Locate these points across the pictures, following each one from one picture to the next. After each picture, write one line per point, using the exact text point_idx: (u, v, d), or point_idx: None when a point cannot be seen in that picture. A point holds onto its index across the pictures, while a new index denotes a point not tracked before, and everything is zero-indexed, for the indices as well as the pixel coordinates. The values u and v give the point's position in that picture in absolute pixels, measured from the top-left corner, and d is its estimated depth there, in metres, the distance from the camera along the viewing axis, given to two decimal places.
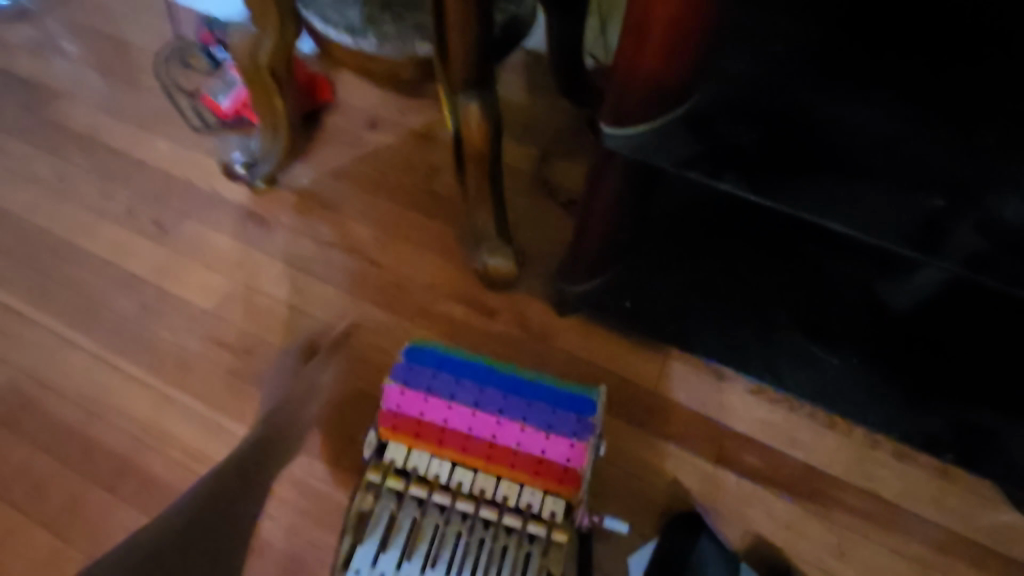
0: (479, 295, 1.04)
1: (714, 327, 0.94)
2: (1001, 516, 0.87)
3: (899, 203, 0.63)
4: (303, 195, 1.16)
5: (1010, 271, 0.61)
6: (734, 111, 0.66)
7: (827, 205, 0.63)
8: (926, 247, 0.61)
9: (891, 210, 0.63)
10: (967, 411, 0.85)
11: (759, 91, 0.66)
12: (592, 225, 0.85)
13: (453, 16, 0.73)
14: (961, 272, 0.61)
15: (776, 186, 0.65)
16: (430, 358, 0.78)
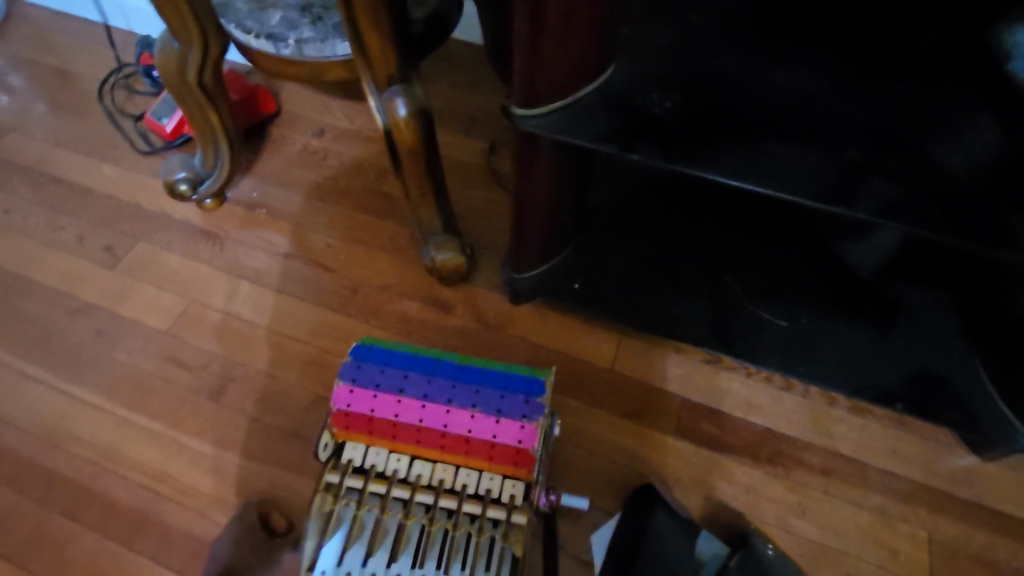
0: (434, 291, 1.05)
1: (667, 301, 0.94)
2: (958, 461, 0.88)
3: (815, 156, 0.61)
4: (253, 208, 1.16)
5: (926, 214, 0.58)
6: (644, 85, 0.66)
7: (740, 168, 0.61)
8: (837, 199, 0.59)
9: (805, 163, 0.60)
10: (922, 368, 0.84)
11: (677, 61, 0.67)
12: (530, 212, 0.84)
13: (364, 16, 0.73)
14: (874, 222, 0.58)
15: (691, 153, 0.62)
16: (379, 356, 0.78)
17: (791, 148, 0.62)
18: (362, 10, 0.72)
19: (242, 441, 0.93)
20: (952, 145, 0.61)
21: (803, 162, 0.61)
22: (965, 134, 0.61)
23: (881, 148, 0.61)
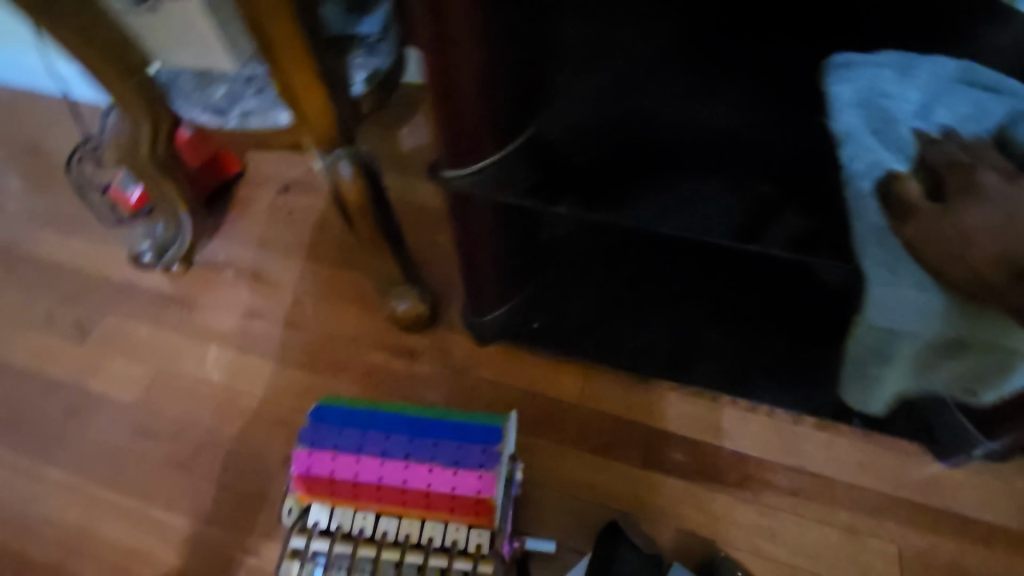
0: (401, 339, 1.05)
1: (627, 334, 0.94)
2: (926, 469, 0.88)
3: (730, 193, 0.64)
4: (219, 270, 1.17)
5: (835, 244, 0.60)
6: (569, 137, 0.68)
7: (658, 211, 0.64)
8: (750, 236, 0.61)
9: (720, 201, 0.63)
10: None
11: (599, 106, 0.70)
12: (478, 260, 0.86)
13: (300, 90, 0.75)
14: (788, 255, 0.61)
15: (609, 200, 0.65)
16: (336, 416, 0.78)
17: (709, 187, 0.64)
18: (296, 84, 0.74)
19: (214, 509, 0.93)
20: (876, 155, 0.57)
21: (719, 199, 0.63)
22: (892, 142, 0.58)
23: (793, 179, 0.63)
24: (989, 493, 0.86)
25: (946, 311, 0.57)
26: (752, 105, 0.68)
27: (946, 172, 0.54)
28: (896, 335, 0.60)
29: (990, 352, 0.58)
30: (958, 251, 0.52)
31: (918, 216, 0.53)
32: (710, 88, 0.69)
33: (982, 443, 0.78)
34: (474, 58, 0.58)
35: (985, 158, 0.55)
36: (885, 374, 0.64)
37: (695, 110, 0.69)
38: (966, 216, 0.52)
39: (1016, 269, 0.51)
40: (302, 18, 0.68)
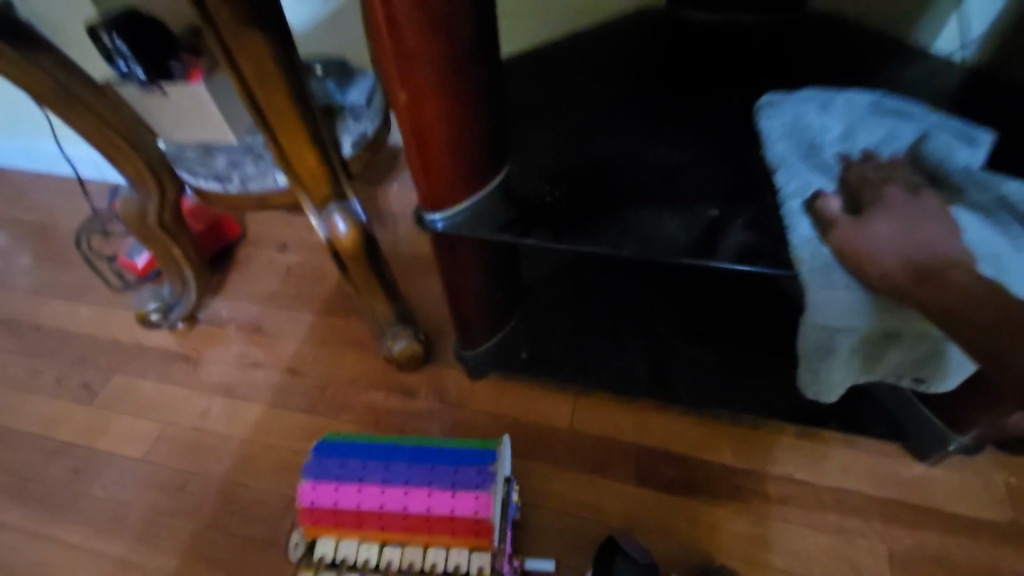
0: (397, 379, 1.10)
1: (609, 358, 0.99)
2: (907, 469, 0.92)
3: (678, 217, 0.72)
4: (222, 326, 1.23)
5: (776, 256, 0.67)
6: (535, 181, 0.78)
7: (617, 235, 0.71)
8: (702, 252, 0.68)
9: (670, 224, 0.71)
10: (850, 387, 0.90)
11: (563, 155, 0.80)
12: (464, 296, 0.92)
13: (294, 153, 0.84)
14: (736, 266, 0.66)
15: (571, 231, 0.72)
16: (338, 450, 0.83)
17: (659, 213, 0.73)
18: (290, 147, 0.83)
19: (220, 556, 0.95)
20: (807, 179, 0.65)
21: (670, 223, 0.71)
22: (821, 166, 0.66)
23: (736, 204, 0.71)
24: (968, 486, 0.90)
25: (874, 308, 0.63)
26: (693, 145, 0.79)
27: (860, 189, 0.63)
28: (837, 333, 0.64)
29: (916, 342, 0.65)
30: (876, 254, 0.59)
31: (840, 229, 0.61)
32: (656, 134, 0.81)
33: (955, 437, 0.82)
34: (443, 117, 0.67)
35: (894, 177, 0.63)
36: (835, 372, 0.68)
37: (644, 152, 0.79)
38: (873, 224, 0.60)
39: (919, 269, 0.59)
40: (294, 90, 0.77)
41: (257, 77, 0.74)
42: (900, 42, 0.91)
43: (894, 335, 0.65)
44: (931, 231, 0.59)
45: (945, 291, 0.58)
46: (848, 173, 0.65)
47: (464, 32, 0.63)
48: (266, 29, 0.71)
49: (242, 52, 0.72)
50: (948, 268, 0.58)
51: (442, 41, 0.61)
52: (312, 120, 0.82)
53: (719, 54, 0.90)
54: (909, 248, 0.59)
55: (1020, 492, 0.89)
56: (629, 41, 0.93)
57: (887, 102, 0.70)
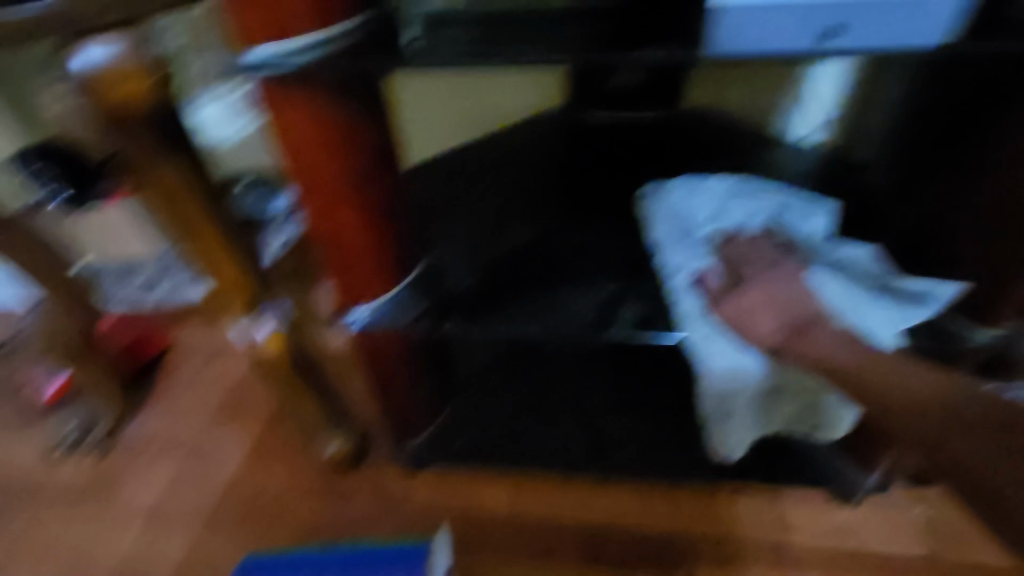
0: (334, 483, 1.06)
1: (545, 438, 1.00)
2: (839, 515, 0.95)
3: (577, 298, 0.80)
4: (141, 447, 1.15)
5: (668, 317, 0.76)
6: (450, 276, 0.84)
7: (521, 317, 0.79)
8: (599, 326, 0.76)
9: (570, 305, 0.79)
10: (772, 441, 0.95)
11: (477, 250, 0.88)
12: (395, 389, 0.93)
13: (215, 263, 0.84)
14: (626, 334, 0.75)
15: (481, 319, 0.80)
16: (266, 567, 0.78)
17: (560, 296, 0.81)
18: (212, 259, 0.84)
19: None
20: (687, 261, 0.75)
21: (568, 303, 0.80)
22: (698, 246, 0.76)
23: (629, 279, 0.81)
24: (894, 523, 0.94)
25: (755, 371, 0.68)
26: (591, 230, 0.89)
27: (733, 266, 0.71)
28: (730, 397, 0.70)
29: (796, 394, 0.72)
30: (749, 318, 0.66)
31: (722, 302, 0.68)
32: (558, 225, 0.90)
33: (863, 476, 0.89)
34: (355, 221, 0.73)
35: (757, 250, 0.72)
36: (736, 431, 0.72)
37: (547, 243, 0.88)
38: (747, 296, 0.66)
39: (792, 328, 0.64)
40: (213, 204, 0.80)
41: (173, 194, 0.77)
42: (758, 131, 1.06)
43: (777, 390, 0.72)
44: (797, 296, 0.66)
45: (823, 348, 0.63)
46: (720, 251, 0.73)
47: (372, 146, 0.69)
48: (185, 151, 0.76)
49: (161, 173, 0.75)
50: (816, 327, 0.64)
51: (349, 156, 0.68)
52: (234, 231, 0.84)
53: (608, 153, 1.03)
54: (782, 314, 0.65)
55: (941, 523, 0.93)
56: (527, 145, 1.05)
57: (748, 187, 0.81)
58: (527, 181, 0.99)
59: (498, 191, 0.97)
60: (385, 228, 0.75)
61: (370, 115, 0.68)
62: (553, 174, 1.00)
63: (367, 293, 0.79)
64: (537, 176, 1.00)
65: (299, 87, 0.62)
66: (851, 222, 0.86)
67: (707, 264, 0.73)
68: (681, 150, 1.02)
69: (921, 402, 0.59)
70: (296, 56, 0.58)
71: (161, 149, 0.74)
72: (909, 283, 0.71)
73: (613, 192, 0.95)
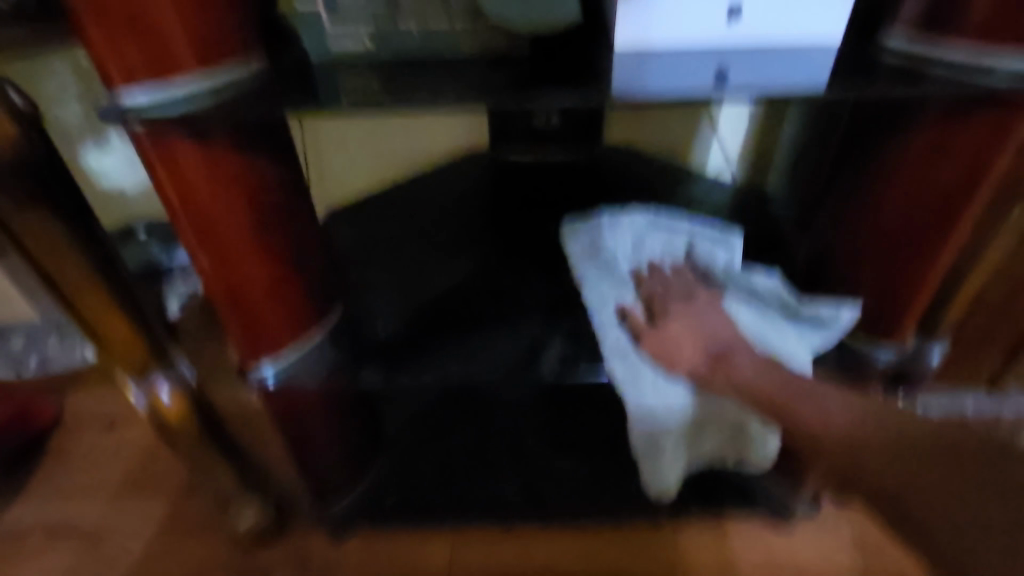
0: (251, 560, 0.96)
1: (482, 487, 0.96)
2: (776, 539, 0.96)
3: (504, 340, 0.79)
4: (23, 539, 1.01)
5: (592, 357, 0.76)
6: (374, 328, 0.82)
7: (447, 364, 0.77)
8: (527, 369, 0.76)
9: (497, 349, 0.78)
10: (705, 471, 0.95)
11: (404, 297, 0.86)
12: (315, 449, 0.87)
13: (102, 325, 0.77)
14: (555, 376, 0.74)
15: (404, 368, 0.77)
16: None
17: (486, 340, 0.79)
18: (98, 320, 0.76)
19: None
20: (610, 294, 0.73)
21: (495, 348, 0.78)
22: (622, 281, 0.75)
23: (555, 319, 0.80)
24: (826, 545, 0.95)
25: (682, 407, 0.68)
26: (515, 270, 0.88)
27: (655, 299, 0.72)
28: (659, 435, 0.69)
29: (723, 425, 0.73)
30: (675, 352, 0.68)
31: (645, 336, 0.69)
32: (484, 268, 0.89)
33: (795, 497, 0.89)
34: (258, 274, 0.68)
35: (676, 283, 0.74)
36: (667, 468, 0.71)
37: (471, 286, 0.87)
38: (669, 327, 0.69)
39: (712, 355, 0.67)
40: (98, 260, 0.73)
41: (50, 251, 0.70)
42: (670, 168, 1.11)
43: (705, 423, 0.71)
44: (715, 325, 0.69)
45: (742, 370, 0.66)
46: (643, 285, 0.74)
47: (276, 196, 0.66)
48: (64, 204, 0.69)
49: (32, 231, 0.68)
50: (735, 352, 0.67)
51: (244, 207, 0.64)
52: (123, 289, 0.77)
53: (531, 196, 1.04)
54: (704, 343, 0.68)
55: (870, 536, 0.96)
56: (451, 191, 1.06)
57: (661, 220, 0.82)
58: (448, 223, 0.98)
59: (419, 235, 0.95)
60: (293, 280, 0.71)
61: (273, 165, 0.65)
62: (474, 216, 1.00)
63: (278, 348, 0.74)
64: (458, 218, 0.99)
65: (183, 136, 0.58)
66: (759, 254, 0.90)
67: (634, 299, 0.73)
68: (598, 188, 1.05)
69: (838, 425, 0.63)
70: (174, 103, 0.55)
71: (30, 205, 0.66)
72: (814, 308, 0.72)
73: (534, 231, 0.95)
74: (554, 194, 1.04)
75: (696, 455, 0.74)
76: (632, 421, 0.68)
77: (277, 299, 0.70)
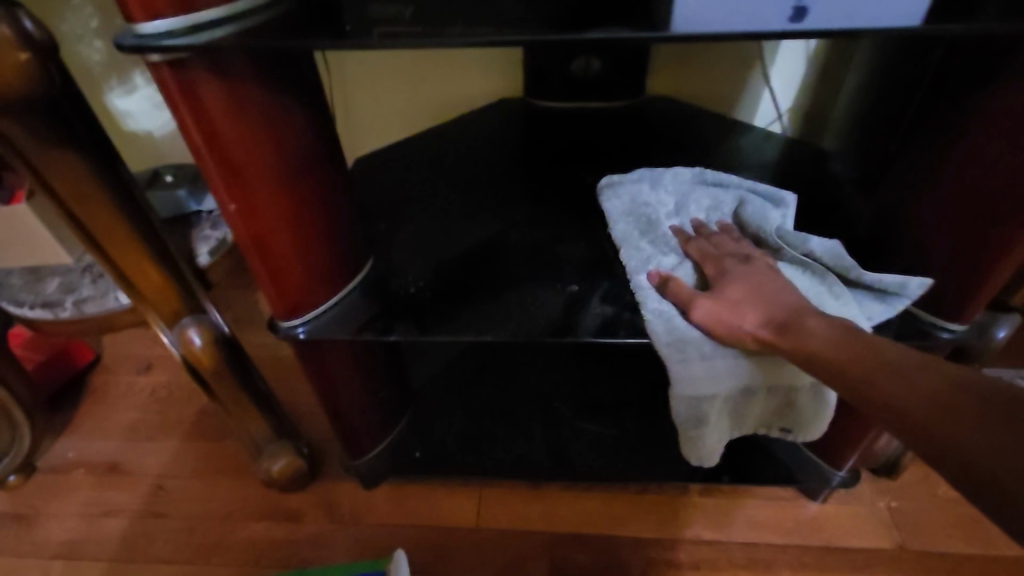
0: (282, 503, 0.98)
1: (507, 444, 0.95)
2: (806, 510, 0.94)
3: (540, 300, 0.75)
4: (68, 472, 1.05)
5: (632, 325, 0.70)
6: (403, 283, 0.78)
7: (480, 321, 0.73)
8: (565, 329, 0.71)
9: (533, 306, 0.74)
10: (740, 442, 0.93)
11: (434, 251, 0.82)
12: (345, 402, 0.86)
13: (129, 268, 0.76)
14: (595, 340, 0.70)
15: (434, 325, 0.73)
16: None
17: (520, 297, 0.76)
18: (126, 264, 0.75)
19: None
20: (649, 258, 0.70)
21: (531, 305, 0.74)
22: (664, 244, 0.71)
23: (593, 280, 0.76)
24: (860, 519, 0.93)
25: (729, 374, 0.64)
26: (550, 224, 0.84)
27: (704, 262, 0.67)
28: (702, 402, 0.65)
29: (771, 394, 0.68)
30: (731, 316, 0.61)
31: (696, 303, 0.62)
32: (518, 224, 0.85)
33: (834, 471, 0.86)
34: (284, 219, 0.65)
35: (726, 245, 0.68)
36: (707, 436, 0.68)
37: (504, 240, 0.83)
38: (728, 292, 0.62)
39: (779, 323, 0.59)
40: (125, 203, 0.71)
41: (77, 195, 0.68)
42: (720, 121, 1.04)
43: (751, 392, 0.67)
44: (778, 289, 0.62)
45: (817, 329, 0.57)
46: (689, 247, 0.69)
47: (303, 146, 0.64)
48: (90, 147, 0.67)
49: (57, 171, 0.66)
50: (805, 316, 0.58)
51: (269, 149, 0.60)
52: (149, 232, 0.75)
53: (568, 147, 0.98)
54: (767, 306, 0.60)
55: (906, 512, 0.93)
56: (483, 141, 1.01)
57: (706, 179, 0.77)
58: (480, 175, 0.93)
59: (450, 187, 0.91)
60: (319, 227, 0.69)
61: (301, 113, 0.62)
62: (508, 167, 0.95)
63: (306, 297, 0.72)
64: (491, 169, 0.94)
65: (206, 70, 0.54)
66: (812, 218, 0.84)
67: (675, 262, 0.69)
68: (641, 140, 0.98)
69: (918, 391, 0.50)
70: (193, 32, 0.51)
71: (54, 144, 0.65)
72: (878, 279, 0.65)
73: (570, 183, 0.90)
74: (594, 145, 0.98)
75: (736, 424, 0.71)
76: (676, 389, 0.64)
77: (303, 246, 0.68)
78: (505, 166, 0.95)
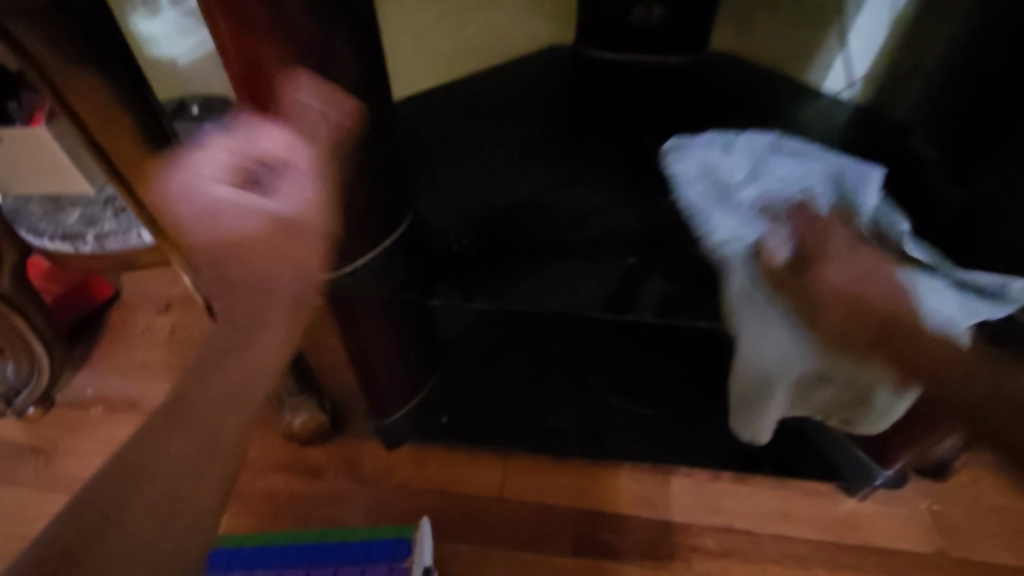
0: (302, 457, 0.96)
1: (538, 413, 0.92)
2: (843, 507, 0.90)
3: (596, 271, 0.72)
4: (87, 409, 1.04)
5: (696, 306, 0.69)
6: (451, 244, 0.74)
7: (535, 291, 0.72)
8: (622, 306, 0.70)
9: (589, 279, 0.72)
10: (783, 430, 0.88)
11: (479, 211, 0.77)
12: (373, 361, 0.82)
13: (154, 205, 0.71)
14: (656, 320, 0.69)
15: (485, 292, 0.72)
16: (213, 560, 0.70)
17: (575, 267, 0.73)
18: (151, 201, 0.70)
19: None
20: (735, 228, 0.63)
21: (587, 277, 0.72)
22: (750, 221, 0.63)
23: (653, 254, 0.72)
24: (901, 520, 0.88)
25: (804, 354, 0.62)
26: (605, 187, 0.77)
27: (803, 235, 0.60)
28: (771, 380, 0.64)
29: (845, 386, 0.65)
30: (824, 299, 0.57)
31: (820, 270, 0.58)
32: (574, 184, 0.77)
33: (881, 471, 0.82)
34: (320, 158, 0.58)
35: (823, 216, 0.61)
36: (764, 412, 0.67)
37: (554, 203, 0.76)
38: (828, 272, 0.57)
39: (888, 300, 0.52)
40: (153, 134, 0.65)
41: (101, 122, 0.62)
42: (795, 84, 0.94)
43: (823, 380, 0.65)
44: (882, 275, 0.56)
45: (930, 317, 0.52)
46: (785, 212, 0.62)
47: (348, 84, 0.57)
48: (115, 68, 0.61)
49: (80, 94, 0.60)
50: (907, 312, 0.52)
51: None
52: None
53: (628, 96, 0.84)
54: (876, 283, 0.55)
55: (949, 518, 0.89)
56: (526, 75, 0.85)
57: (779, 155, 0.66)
58: (524, 119, 0.81)
59: (489, 131, 0.80)
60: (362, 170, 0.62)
61: (347, 46, 0.56)
62: (557, 112, 0.82)
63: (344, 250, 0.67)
64: (535, 111, 0.82)
65: None
66: (894, 201, 0.76)
67: (764, 228, 0.62)
68: None
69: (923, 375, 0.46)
70: None
71: (76, 63, 0.58)
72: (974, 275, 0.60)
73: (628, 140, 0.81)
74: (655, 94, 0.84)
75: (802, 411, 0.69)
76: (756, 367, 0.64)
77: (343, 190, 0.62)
78: (552, 110, 0.82)
